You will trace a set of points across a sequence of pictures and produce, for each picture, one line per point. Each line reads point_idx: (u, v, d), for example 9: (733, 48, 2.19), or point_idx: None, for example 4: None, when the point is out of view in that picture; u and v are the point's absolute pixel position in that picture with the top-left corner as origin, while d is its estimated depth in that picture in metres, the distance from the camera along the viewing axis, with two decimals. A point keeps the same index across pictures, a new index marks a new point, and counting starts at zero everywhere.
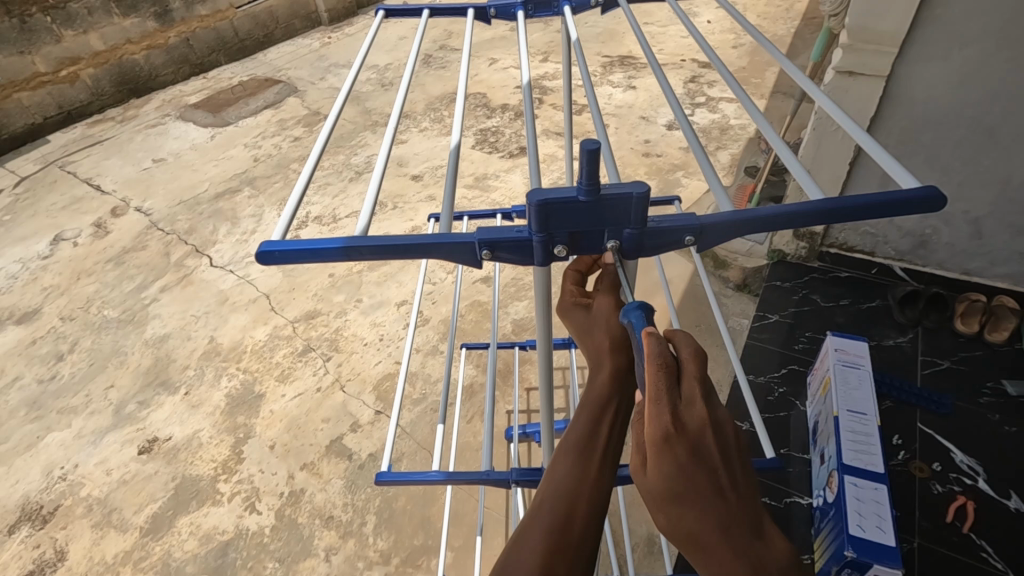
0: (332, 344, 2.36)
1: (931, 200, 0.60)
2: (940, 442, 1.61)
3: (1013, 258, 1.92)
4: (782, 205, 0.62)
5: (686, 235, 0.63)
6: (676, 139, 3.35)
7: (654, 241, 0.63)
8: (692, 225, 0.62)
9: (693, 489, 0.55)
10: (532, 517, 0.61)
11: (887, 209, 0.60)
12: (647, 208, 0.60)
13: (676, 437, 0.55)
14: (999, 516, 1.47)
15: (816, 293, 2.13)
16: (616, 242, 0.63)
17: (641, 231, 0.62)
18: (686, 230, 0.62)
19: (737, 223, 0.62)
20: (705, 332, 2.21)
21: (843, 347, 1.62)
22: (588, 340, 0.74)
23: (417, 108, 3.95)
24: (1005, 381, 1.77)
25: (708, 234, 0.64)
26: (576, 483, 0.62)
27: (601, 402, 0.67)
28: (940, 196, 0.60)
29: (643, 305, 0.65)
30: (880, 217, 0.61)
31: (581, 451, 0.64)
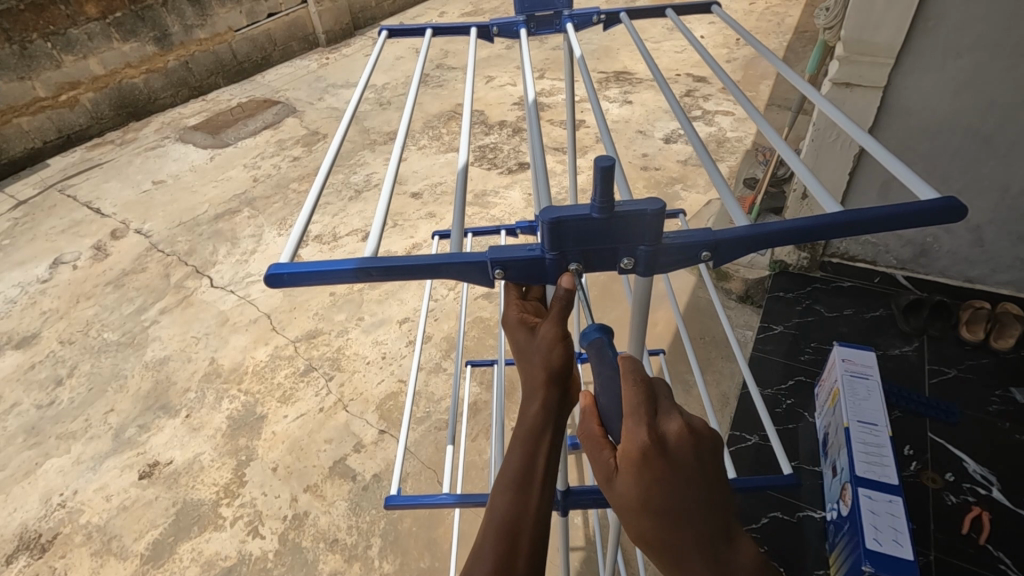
0: (334, 363, 2.34)
1: (950, 210, 0.59)
2: (952, 452, 1.60)
3: (1015, 265, 1.92)
4: (795, 218, 0.61)
5: (701, 251, 0.63)
6: (674, 152, 3.38)
7: (669, 259, 0.63)
8: (707, 241, 0.61)
9: (674, 504, 0.54)
10: (473, 557, 0.59)
11: (904, 220, 0.60)
12: (661, 225, 0.59)
13: (654, 454, 0.54)
14: (1015, 526, 1.44)
15: (819, 303, 2.12)
16: (631, 260, 0.63)
17: (657, 249, 0.61)
18: (702, 247, 0.62)
19: (751, 239, 0.62)
20: (711, 345, 2.20)
21: (849, 357, 1.61)
22: (525, 364, 0.68)
23: (415, 126, 3.99)
24: (1013, 389, 1.76)
25: (722, 251, 0.63)
26: (514, 517, 0.61)
27: (535, 429, 0.65)
28: (961, 205, 0.59)
29: (602, 329, 0.62)
30: (897, 227, 0.60)
31: (521, 482, 0.63)
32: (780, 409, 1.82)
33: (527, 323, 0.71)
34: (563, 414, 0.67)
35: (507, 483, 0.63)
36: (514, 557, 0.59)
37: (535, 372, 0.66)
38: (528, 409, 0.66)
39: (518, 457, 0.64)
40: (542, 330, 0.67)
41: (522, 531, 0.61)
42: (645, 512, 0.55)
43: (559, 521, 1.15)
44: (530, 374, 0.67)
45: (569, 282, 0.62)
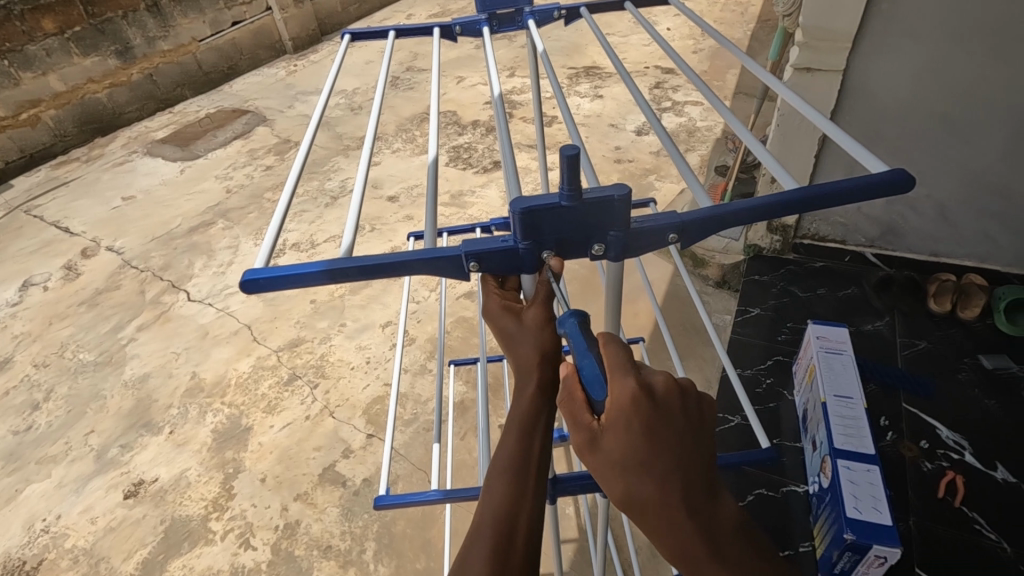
0: (319, 370, 2.33)
1: (899, 182, 0.62)
2: (926, 420, 1.65)
3: (977, 238, 1.99)
4: (758, 196, 0.64)
5: (669, 233, 0.64)
6: (646, 144, 3.43)
7: (640, 241, 0.64)
8: (674, 222, 0.63)
9: (658, 458, 0.55)
10: (471, 542, 0.60)
11: (859, 194, 0.62)
12: (627, 209, 0.61)
13: (642, 407, 0.55)
14: (990, 488, 1.49)
15: (794, 285, 2.18)
16: (602, 246, 0.64)
17: (626, 233, 0.63)
18: (669, 228, 0.64)
19: (717, 217, 0.64)
20: (691, 331, 2.25)
21: (824, 334, 1.66)
22: (515, 352, 0.71)
23: (389, 129, 3.98)
24: (980, 356, 1.83)
25: (691, 231, 0.65)
26: (511, 503, 0.62)
27: (530, 412, 0.67)
28: (910, 178, 0.62)
29: (578, 313, 0.63)
30: (854, 201, 0.63)
31: (517, 471, 0.64)
32: (760, 390, 1.86)
33: (511, 308, 0.72)
34: (554, 399, 0.69)
35: (503, 469, 0.64)
36: (512, 548, 0.60)
37: (525, 358, 0.69)
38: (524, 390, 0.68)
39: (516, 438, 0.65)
40: (531, 314, 0.71)
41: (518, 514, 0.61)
42: (634, 469, 0.55)
43: (549, 511, 1.16)
44: (522, 359, 0.70)
45: (552, 267, 0.65)
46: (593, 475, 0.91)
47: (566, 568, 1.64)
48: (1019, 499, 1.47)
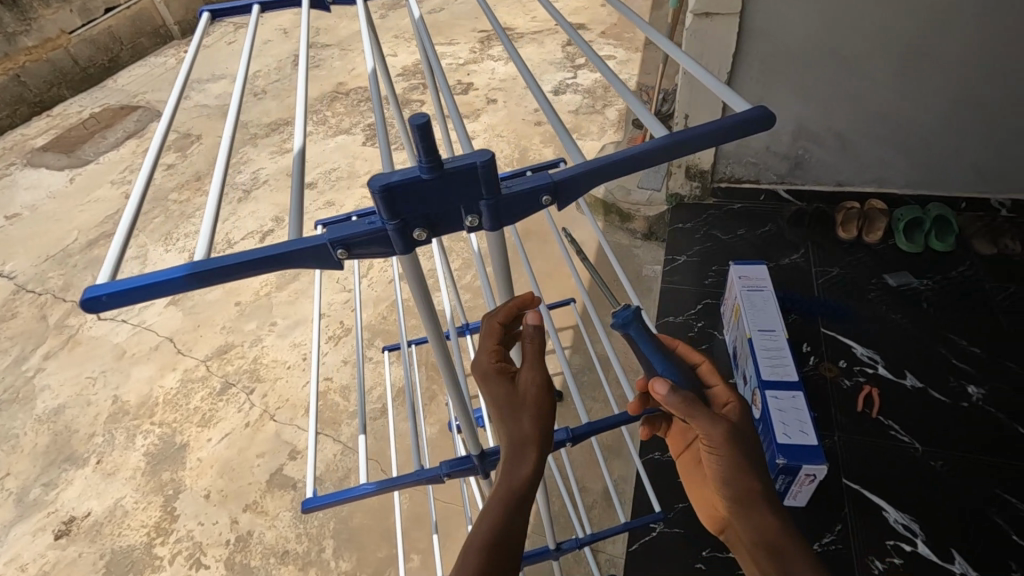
0: (253, 374, 2.23)
1: (761, 119, 0.63)
2: (842, 341, 1.76)
3: (874, 164, 2.09)
4: (626, 148, 0.62)
5: (541, 195, 0.62)
6: (563, 104, 3.40)
7: (514, 208, 0.62)
8: (545, 184, 0.61)
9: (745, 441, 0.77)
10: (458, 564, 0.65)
11: (721, 135, 0.62)
12: (495, 174, 0.58)
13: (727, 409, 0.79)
14: (901, 395, 1.60)
15: (716, 228, 2.24)
16: (475, 217, 0.61)
17: (498, 200, 0.60)
18: (542, 191, 0.62)
19: (587, 175, 0.62)
20: (625, 286, 2.29)
21: (745, 273, 1.72)
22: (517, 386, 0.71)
23: (297, 113, 3.77)
24: (886, 275, 1.95)
25: (564, 191, 0.63)
26: (500, 528, 0.67)
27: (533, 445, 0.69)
28: (771, 115, 0.63)
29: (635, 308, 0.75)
30: (716, 143, 0.63)
31: (515, 499, 0.68)
32: (693, 334, 1.92)
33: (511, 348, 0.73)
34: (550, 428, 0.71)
35: (510, 494, 0.68)
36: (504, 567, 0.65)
37: (526, 386, 0.71)
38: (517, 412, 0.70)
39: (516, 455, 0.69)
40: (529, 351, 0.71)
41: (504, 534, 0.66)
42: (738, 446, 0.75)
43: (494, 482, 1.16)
44: (525, 384, 0.71)
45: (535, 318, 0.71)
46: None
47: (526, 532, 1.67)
48: (927, 401, 1.58)
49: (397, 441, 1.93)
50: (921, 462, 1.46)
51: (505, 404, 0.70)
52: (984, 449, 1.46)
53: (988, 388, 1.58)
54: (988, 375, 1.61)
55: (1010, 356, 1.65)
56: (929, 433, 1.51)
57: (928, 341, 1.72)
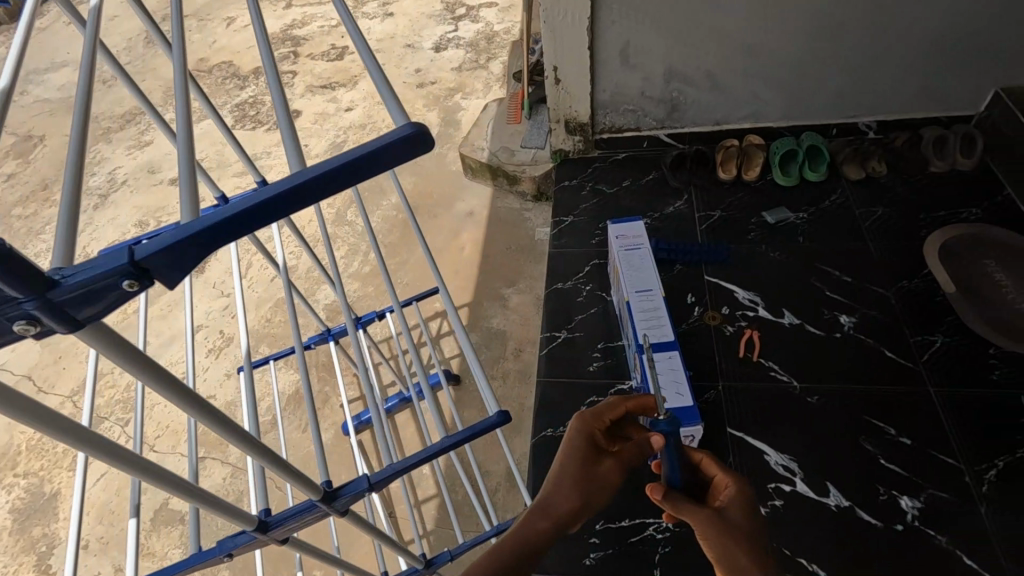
0: (127, 404, 2.03)
1: (412, 141, 0.43)
2: (725, 286, 1.76)
3: (748, 100, 2.05)
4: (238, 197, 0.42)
5: (121, 282, 0.41)
6: (446, 60, 3.20)
7: (81, 306, 0.41)
8: (114, 267, 0.40)
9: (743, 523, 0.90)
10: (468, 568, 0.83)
11: (371, 167, 0.43)
12: (10, 270, 0.37)
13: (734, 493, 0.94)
14: (780, 334, 1.62)
15: (601, 182, 2.18)
16: (23, 324, 0.40)
17: (44, 302, 0.39)
18: (111, 276, 0.40)
19: (181, 245, 0.41)
20: (518, 253, 2.22)
21: (623, 232, 1.67)
22: (568, 470, 0.95)
23: (155, 98, 3.39)
24: (764, 212, 1.94)
25: (159, 269, 0.42)
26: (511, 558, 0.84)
27: (563, 510, 0.91)
28: (422, 130, 0.43)
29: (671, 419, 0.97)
30: (369, 178, 0.44)
31: (531, 539, 0.87)
32: (583, 299, 1.87)
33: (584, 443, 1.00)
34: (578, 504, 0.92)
35: (525, 537, 0.87)
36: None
37: (575, 466, 0.96)
38: (555, 481, 0.95)
39: (539, 508, 0.91)
40: (587, 443, 0.99)
41: (496, 568, 0.83)
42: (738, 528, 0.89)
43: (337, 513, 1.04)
44: (574, 463, 0.97)
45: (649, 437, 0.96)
46: (309, 507, 0.72)
47: (432, 527, 1.63)
48: (803, 337, 1.60)
49: (292, 452, 1.83)
50: (798, 400, 1.48)
51: (560, 475, 0.94)
52: (856, 378, 1.50)
53: (858, 316, 1.62)
54: (858, 303, 1.64)
55: (879, 281, 1.68)
56: (806, 369, 1.54)
57: (804, 276, 1.74)
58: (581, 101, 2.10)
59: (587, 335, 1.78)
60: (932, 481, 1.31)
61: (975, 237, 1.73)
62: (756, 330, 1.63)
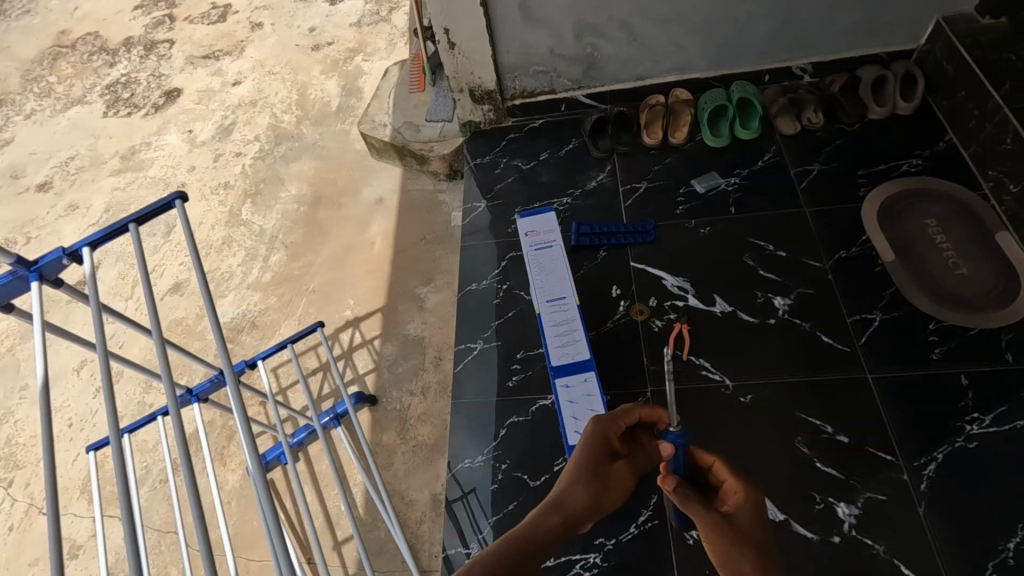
0: (8, 461, 1.81)
1: None
2: (652, 273, 1.60)
3: (671, 50, 1.81)
4: None
5: None
6: (343, 16, 2.81)
7: None
8: None
9: (746, 531, 0.90)
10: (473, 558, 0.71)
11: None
12: None
13: (740, 495, 0.94)
14: (712, 326, 1.48)
15: (517, 157, 1.94)
16: None
17: None
18: None
19: None
20: (433, 244, 2.00)
21: (532, 228, 1.47)
22: (579, 477, 0.93)
23: (12, 86, 2.93)
24: (694, 180, 1.75)
25: None
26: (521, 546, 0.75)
27: (571, 511, 0.87)
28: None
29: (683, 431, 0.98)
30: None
31: (539, 532, 0.79)
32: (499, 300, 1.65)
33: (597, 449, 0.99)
34: (588, 505, 0.89)
35: (536, 529, 0.79)
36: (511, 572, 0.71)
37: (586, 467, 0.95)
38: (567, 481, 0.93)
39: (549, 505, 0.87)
40: (599, 451, 0.98)
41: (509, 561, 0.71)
42: (741, 535, 0.89)
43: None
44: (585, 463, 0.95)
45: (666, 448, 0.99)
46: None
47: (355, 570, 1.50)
48: (736, 328, 1.47)
49: (197, 500, 1.65)
50: (732, 402, 1.36)
51: (572, 480, 0.92)
52: (791, 371, 1.38)
53: (793, 296, 1.48)
54: (793, 282, 1.50)
55: (815, 254, 1.54)
56: (740, 365, 1.41)
57: (737, 254, 1.58)
58: (484, 67, 1.83)
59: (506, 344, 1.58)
60: (870, 484, 1.22)
61: (917, 192, 1.59)
62: (687, 324, 1.48)
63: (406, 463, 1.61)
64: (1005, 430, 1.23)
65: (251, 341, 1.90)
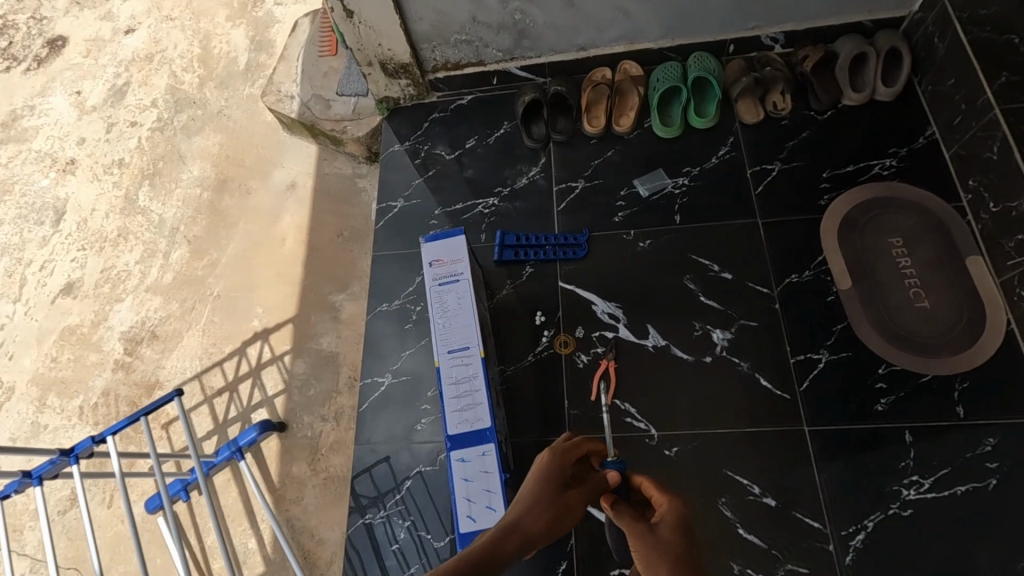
0: None
1: None
2: (582, 297, 1.41)
3: (616, 17, 1.50)
4: None
5: None
6: None
7: None
8: None
9: (668, 537, 0.86)
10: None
11: None
12: None
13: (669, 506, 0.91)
14: (641, 364, 1.33)
15: (440, 143, 1.67)
16: None
17: None
18: None
19: None
20: (351, 242, 1.78)
21: (438, 256, 1.26)
22: (531, 500, 0.92)
23: None
24: (637, 180, 1.52)
25: None
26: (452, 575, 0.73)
27: (518, 535, 0.85)
28: None
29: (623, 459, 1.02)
30: None
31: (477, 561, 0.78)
32: (410, 325, 1.46)
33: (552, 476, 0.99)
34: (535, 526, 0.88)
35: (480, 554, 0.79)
36: None
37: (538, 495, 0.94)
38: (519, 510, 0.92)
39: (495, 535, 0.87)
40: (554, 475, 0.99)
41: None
42: (662, 540, 0.85)
43: None
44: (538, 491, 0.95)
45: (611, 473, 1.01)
46: None
47: None
48: (668, 367, 1.31)
49: (97, 534, 1.55)
50: (656, 455, 1.25)
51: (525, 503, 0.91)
52: (721, 421, 1.25)
53: (734, 330, 1.32)
54: (735, 312, 1.34)
55: (764, 278, 1.36)
56: (667, 412, 1.27)
57: (676, 275, 1.40)
58: (394, 38, 1.52)
59: (416, 379, 1.41)
60: (792, 554, 1.13)
61: (888, 202, 1.38)
62: (614, 362, 1.32)
63: (316, 499, 1.50)
64: (943, 498, 1.13)
65: (151, 355, 1.73)
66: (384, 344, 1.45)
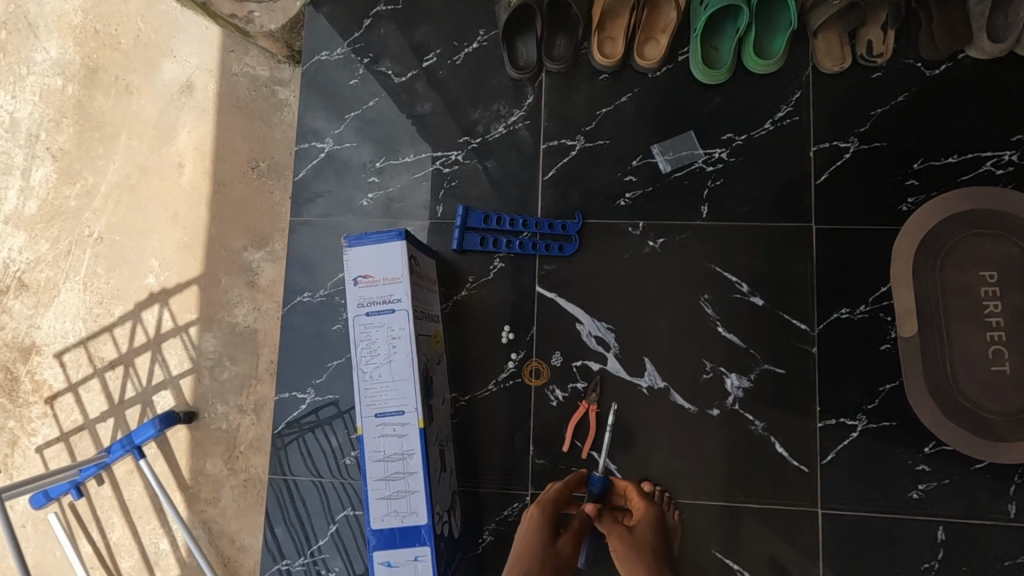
0: None
1: None
2: (565, 310, 1.08)
3: None
4: None
5: None
6: None
7: None
8: None
9: (651, 549, 0.90)
10: None
11: None
12: None
13: (647, 511, 0.94)
14: (631, 409, 1.04)
15: (388, 56, 1.17)
16: None
17: None
18: None
19: None
20: (270, 179, 1.34)
21: (365, 272, 0.90)
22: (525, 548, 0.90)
23: None
24: (657, 145, 1.09)
25: None
26: None
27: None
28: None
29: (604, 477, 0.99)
30: None
31: None
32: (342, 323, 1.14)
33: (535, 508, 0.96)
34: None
35: None
36: None
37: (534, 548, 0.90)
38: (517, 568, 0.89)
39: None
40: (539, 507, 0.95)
41: None
42: (645, 553, 0.89)
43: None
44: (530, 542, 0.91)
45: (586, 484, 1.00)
46: None
47: None
48: (665, 417, 1.04)
49: None
50: None
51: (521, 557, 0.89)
52: (720, 493, 1.01)
53: (753, 378, 1.03)
54: (759, 353, 1.03)
55: (804, 308, 1.04)
56: (655, 474, 1.03)
57: (692, 293, 1.06)
58: None
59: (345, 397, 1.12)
60: None
61: (995, 217, 1.01)
62: (597, 406, 1.04)
63: (235, 502, 1.30)
64: None
65: (22, 310, 1.38)
66: (307, 345, 1.13)
